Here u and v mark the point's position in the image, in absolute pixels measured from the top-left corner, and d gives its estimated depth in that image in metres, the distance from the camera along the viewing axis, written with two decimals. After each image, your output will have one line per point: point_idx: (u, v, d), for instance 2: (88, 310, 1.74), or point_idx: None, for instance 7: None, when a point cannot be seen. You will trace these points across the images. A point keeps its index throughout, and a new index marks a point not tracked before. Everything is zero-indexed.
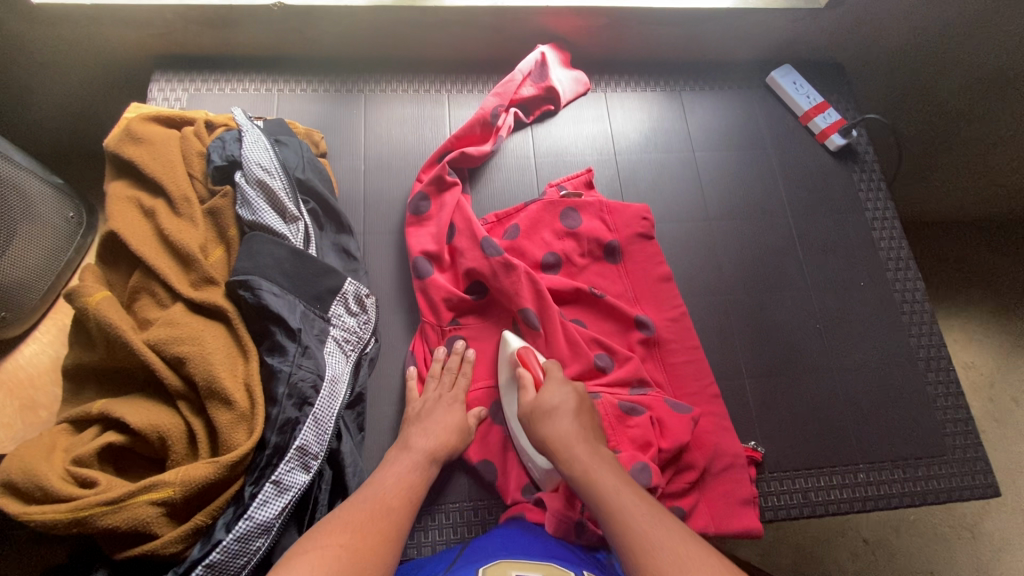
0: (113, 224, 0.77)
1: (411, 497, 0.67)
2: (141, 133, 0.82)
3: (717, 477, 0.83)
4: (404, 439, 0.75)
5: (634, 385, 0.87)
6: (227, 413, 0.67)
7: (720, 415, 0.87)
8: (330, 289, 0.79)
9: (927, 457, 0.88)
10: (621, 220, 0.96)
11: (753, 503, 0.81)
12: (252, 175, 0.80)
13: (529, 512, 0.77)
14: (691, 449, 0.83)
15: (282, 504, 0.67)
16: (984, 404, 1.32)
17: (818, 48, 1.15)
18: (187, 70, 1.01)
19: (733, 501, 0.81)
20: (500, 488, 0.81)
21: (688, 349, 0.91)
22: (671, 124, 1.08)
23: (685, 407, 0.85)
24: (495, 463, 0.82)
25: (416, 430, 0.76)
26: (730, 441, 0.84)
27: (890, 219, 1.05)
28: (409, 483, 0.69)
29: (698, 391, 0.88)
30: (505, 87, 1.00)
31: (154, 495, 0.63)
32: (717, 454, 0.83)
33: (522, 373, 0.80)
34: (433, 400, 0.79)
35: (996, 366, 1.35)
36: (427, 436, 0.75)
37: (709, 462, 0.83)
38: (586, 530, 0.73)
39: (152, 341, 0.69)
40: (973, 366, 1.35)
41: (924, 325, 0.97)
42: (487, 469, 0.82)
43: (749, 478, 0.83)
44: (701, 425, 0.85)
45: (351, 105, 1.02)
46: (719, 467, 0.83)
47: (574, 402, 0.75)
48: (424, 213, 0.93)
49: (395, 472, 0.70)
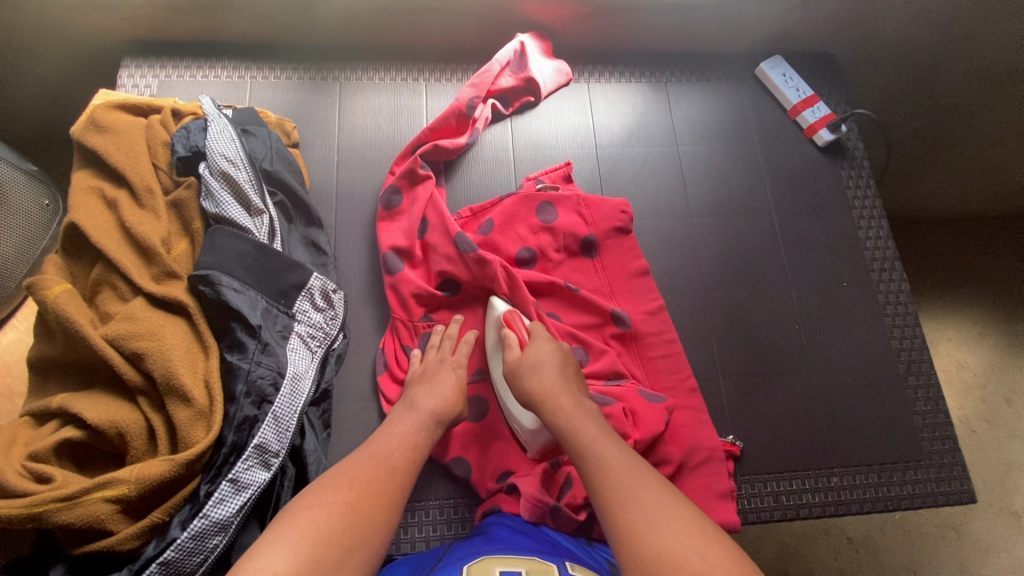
0: (75, 215, 0.75)
1: (416, 457, 0.67)
2: (105, 122, 0.81)
3: (693, 471, 0.81)
4: (410, 398, 0.74)
5: (610, 376, 0.85)
6: (186, 409, 0.67)
7: (697, 408, 0.85)
8: (295, 285, 0.78)
9: (903, 462, 0.87)
10: (599, 214, 0.94)
11: (731, 496, 0.81)
12: (215, 166, 0.78)
13: (504, 503, 0.76)
14: (667, 443, 0.82)
15: (239, 503, 0.66)
16: (976, 404, 1.30)
17: (810, 40, 1.12)
18: (159, 56, 0.99)
19: (710, 495, 0.80)
20: (473, 481, 0.80)
21: (665, 343, 0.89)
22: (655, 117, 1.05)
23: (661, 399, 0.83)
24: (468, 459, 0.81)
25: (422, 390, 0.75)
26: (707, 434, 0.83)
27: (878, 218, 1.02)
28: (416, 442, 0.68)
29: (676, 384, 0.87)
30: (481, 78, 0.98)
31: (109, 492, 0.62)
32: (694, 448, 0.82)
33: (508, 333, 0.80)
34: (434, 367, 0.79)
35: (988, 365, 1.33)
36: (435, 396, 0.74)
37: (685, 456, 0.81)
38: (562, 516, 0.74)
39: (111, 336, 0.68)
40: (965, 366, 1.33)
41: (908, 326, 0.95)
42: (459, 464, 0.81)
43: (727, 472, 0.82)
44: (678, 419, 0.84)
45: (325, 93, 0.99)
46: (696, 461, 0.82)
47: (559, 358, 0.76)
48: (396, 207, 0.91)
49: (402, 429, 0.69)
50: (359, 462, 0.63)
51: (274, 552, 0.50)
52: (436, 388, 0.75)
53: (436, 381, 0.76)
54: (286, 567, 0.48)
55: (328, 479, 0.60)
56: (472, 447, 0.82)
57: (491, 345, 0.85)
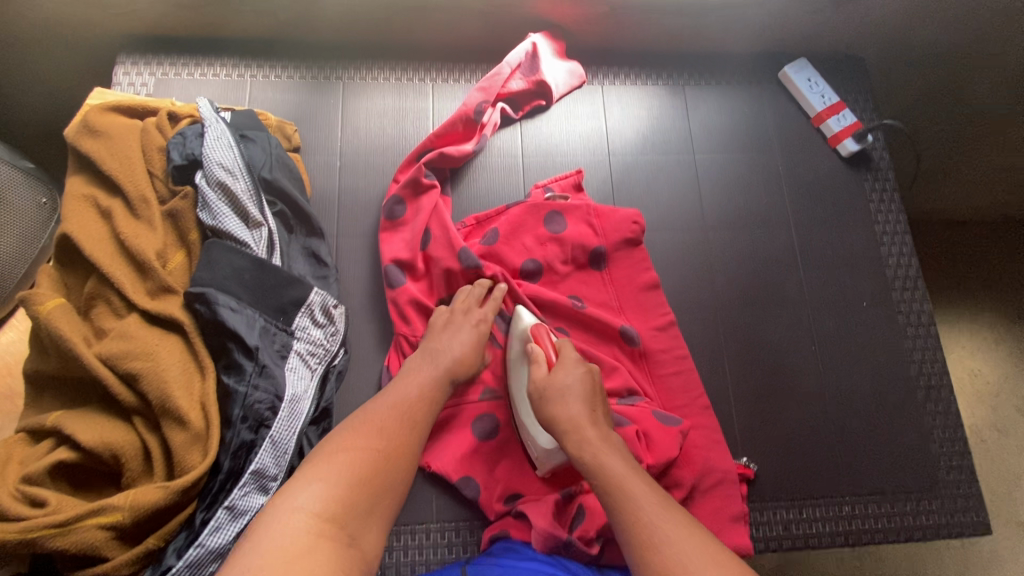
0: (67, 226, 0.73)
1: (433, 411, 0.69)
2: (99, 126, 0.78)
3: (705, 494, 0.79)
4: (431, 351, 0.75)
5: (623, 396, 0.83)
6: (181, 433, 0.65)
7: (710, 428, 0.82)
8: (295, 301, 0.75)
9: (917, 491, 0.85)
10: (610, 225, 0.90)
11: (744, 520, 0.78)
12: (212, 176, 0.75)
13: (514, 529, 0.76)
14: (679, 466, 0.80)
15: (235, 530, 0.65)
16: (987, 414, 1.26)
17: (838, 41, 1.06)
18: (155, 52, 0.95)
19: (723, 518, 0.78)
20: (480, 502, 0.78)
21: (676, 360, 0.86)
22: (671, 123, 1.00)
23: (676, 421, 0.81)
24: (477, 479, 0.79)
25: (440, 345, 0.75)
26: (720, 457, 0.81)
27: (901, 234, 0.98)
28: (432, 397, 0.70)
29: (687, 403, 0.84)
30: (490, 82, 0.93)
31: (103, 519, 0.61)
32: (706, 471, 0.80)
33: (534, 348, 0.78)
34: (458, 323, 0.78)
35: (1003, 374, 1.28)
36: (452, 354, 0.74)
37: (697, 479, 0.79)
38: (575, 549, 0.72)
39: (104, 355, 0.66)
40: (979, 374, 1.28)
41: (928, 350, 0.92)
42: (467, 485, 0.78)
43: (740, 495, 0.80)
44: (690, 439, 0.82)
45: (328, 93, 0.95)
46: (709, 484, 0.79)
47: (587, 385, 0.73)
48: (399, 218, 0.87)
49: (419, 382, 0.70)
50: (382, 411, 0.65)
51: (311, 491, 0.55)
52: (454, 343, 0.76)
53: (454, 339, 0.76)
54: (323, 506, 0.54)
55: (355, 421, 0.63)
56: (480, 466, 0.80)
57: (514, 355, 0.82)
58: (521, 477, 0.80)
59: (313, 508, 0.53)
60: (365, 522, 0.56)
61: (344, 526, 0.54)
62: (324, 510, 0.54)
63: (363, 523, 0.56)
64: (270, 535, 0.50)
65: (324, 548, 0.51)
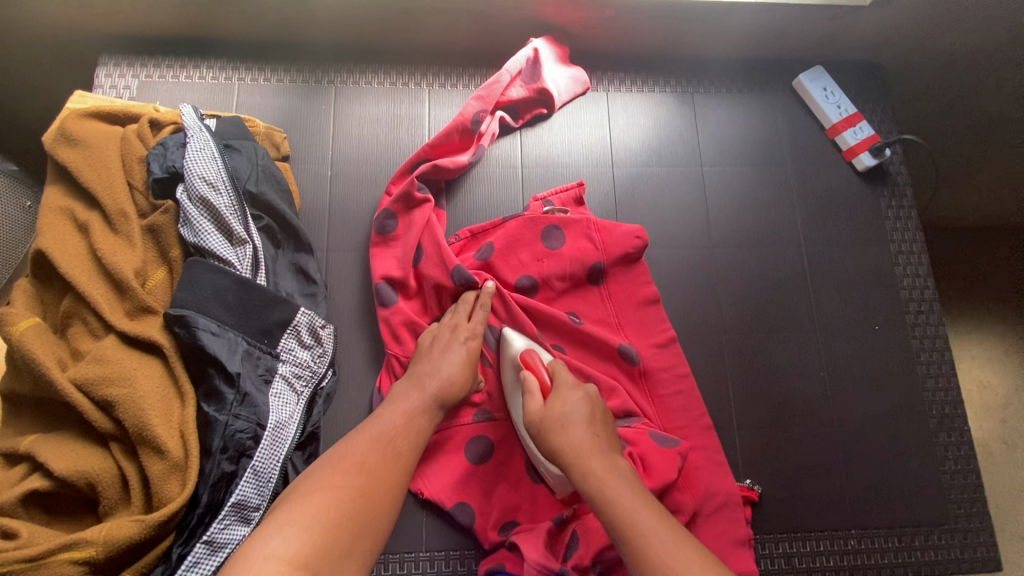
0: (42, 241, 0.69)
1: (420, 441, 0.66)
2: (77, 134, 0.74)
3: (707, 519, 0.75)
4: (416, 375, 0.72)
5: (621, 416, 0.79)
6: (159, 462, 0.62)
7: (712, 449, 0.79)
8: (280, 322, 0.73)
9: (926, 525, 0.82)
10: (612, 240, 0.85)
11: (748, 544, 0.75)
12: (194, 191, 0.72)
13: (508, 563, 0.71)
14: (681, 489, 0.76)
15: (215, 563, 0.63)
16: (995, 427, 1.15)
17: (856, 47, 1.01)
18: (140, 53, 0.91)
19: (728, 543, 0.74)
20: (475, 529, 0.74)
21: (677, 378, 0.82)
22: (678, 133, 0.96)
23: (675, 443, 0.77)
24: (471, 504, 0.75)
25: (428, 369, 0.72)
26: (723, 479, 0.77)
27: (917, 254, 0.93)
28: (418, 424, 0.67)
29: (689, 424, 0.80)
30: (489, 90, 0.89)
31: (76, 554, 0.58)
32: (708, 495, 0.76)
33: (528, 377, 0.73)
34: (449, 340, 0.75)
35: (1015, 387, 1.17)
36: (439, 377, 0.71)
37: (699, 504, 0.75)
38: None
39: (79, 380, 0.63)
40: (988, 387, 1.17)
41: (941, 376, 0.88)
42: (462, 511, 0.75)
43: (744, 517, 0.77)
44: (691, 461, 0.78)
45: (319, 98, 0.91)
46: (712, 507, 0.76)
47: (587, 409, 0.69)
48: (390, 233, 0.84)
49: (404, 411, 0.67)
50: (363, 444, 0.62)
51: (283, 536, 0.51)
52: (442, 367, 0.72)
53: (442, 360, 0.73)
54: (296, 551, 0.50)
55: (333, 459, 0.60)
56: (474, 490, 0.76)
57: (509, 385, 0.78)
58: (519, 504, 0.76)
59: (285, 553, 0.50)
60: (343, 565, 0.52)
61: (319, 570, 0.50)
62: (297, 555, 0.50)
63: (341, 567, 0.52)
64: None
65: None
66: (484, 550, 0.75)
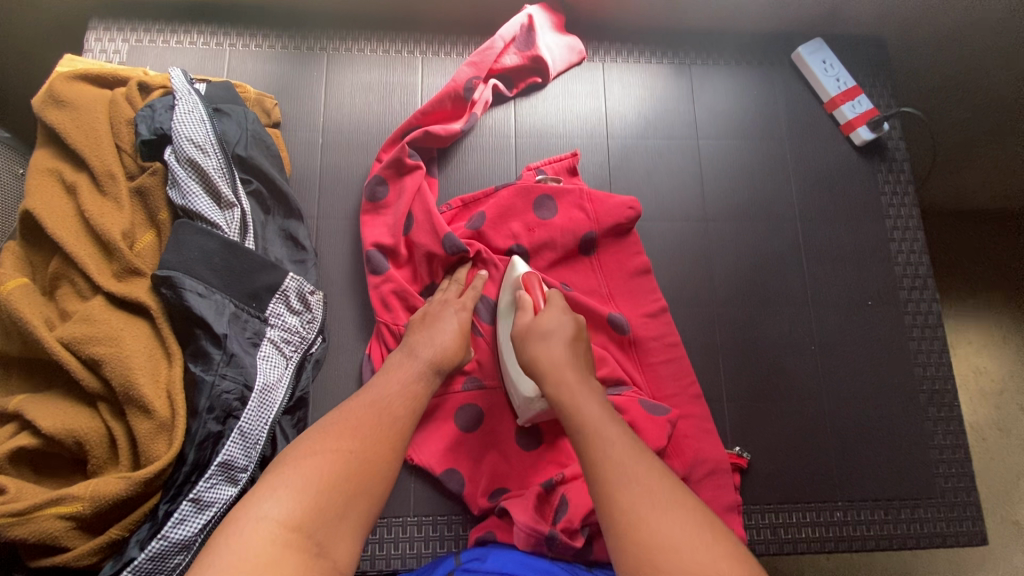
0: (30, 202, 0.69)
1: (416, 408, 0.64)
2: (65, 95, 0.73)
3: (696, 485, 0.76)
4: (409, 345, 0.71)
5: (609, 385, 0.79)
6: (146, 421, 0.62)
7: (701, 417, 0.79)
8: (268, 286, 0.72)
9: (912, 499, 0.82)
10: (604, 211, 0.84)
11: (737, 510, 0.76)
12: (182, 153, 0.71)
13: (498, 531, 0.72)
14: (669, 456, 0.76)
15: (203, 521, 0.63)
16: (989, 412, 1.14)
17: (857, 20, 0.99)
18: (129, 18, 0.90)
19: (714, 510, 0.75)
20: (464, 495, 0.75)
21: (667, 348, 0.82)
22: (674, 105, 0.95)
23: (663, 410, 0.77)
24: (460, 470, 0.76)
25: (423, 338, 0.72)
26: (711, 447, 0.78)
27: (913, 229, 0.93)
28: (415, 392, 0.65)
29: (678, 392, 0.81)
30: (482, 56, 0.88)
31: (64, 509, 0.59)
32: (696, 462, 0.77)
33: (522, 296, 0.75)
34: (441, 312, 0.75)
35: (1010, 371, 1.16)
36: (434, 346, 0.71)
37: (688, 471, 0.76)
38: (558, 544, 0.68)
39: (66, 339, 0.63)
40: (984, 371, 1.16)
41: (933, 352, 0.88)
42: (451, 478, 0.75)
43: (733, 485, 0.77)
44: (680, 429, 0.78)
45: (311, 64, 0.90)
46: (700, 474, 0.76)
47: (572, 329, 0.70)
48: (381, 200, 0.83)
49: (398, 379, 0.66)
50: (359, 410, 0.60)
51: (277, 498, 0.49)
52: (437, 336, 0.72)
53: (437, 330, 0.73)
54: (290, 513, 0.48)
55: (328, 423, 0.58)
56: (464, 457, 0.76)
57: (504, 306, 0.79)
58: (508, 471, 0.76)
59: (280, 516, 0.48)
60: (339, 529, 0.50)
61: (314, 534, 0.48)
62: (291, 518, 0.48)
63: (337, 531, 0.50)
64: (229, 549, 0.45)
65: (291, 561, 0.45)
66: (472, 515, 0.76)
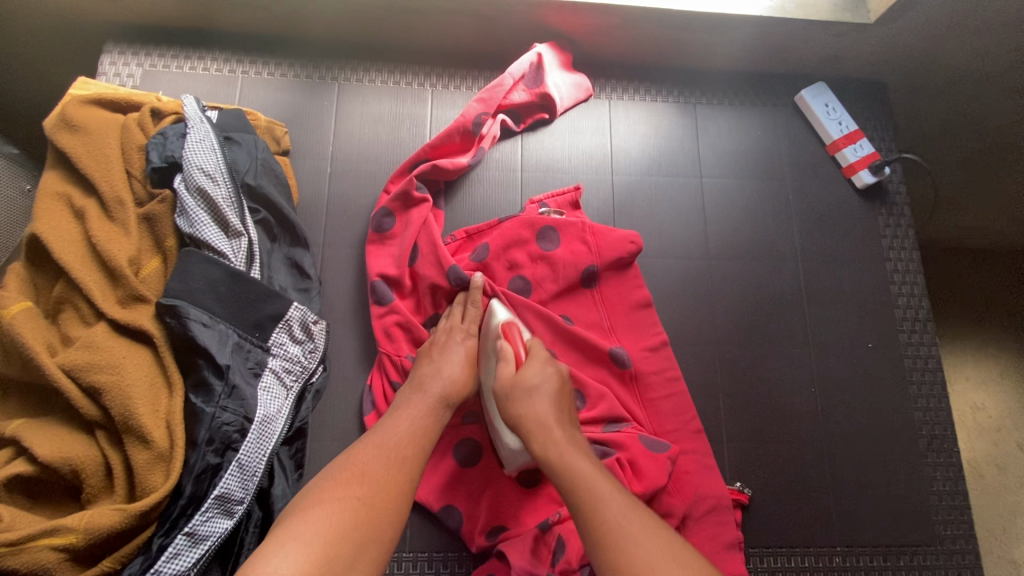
0: (38, 226, 0.69)
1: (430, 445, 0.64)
2: (78, 120, 0.74)
3: (698, 522, 0.76)
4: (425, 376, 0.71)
5: (609, 421, 0.79)
6: (144, 452, 0.62)
7: (701, 452, 0.79)
8: (272, 316, 0.73)
9: (912, 546, 0.81)
10: (605, 244, 0.85)
11: (738, 547, 0.75)
12: (192, 182, 0.72)
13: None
14: (670, 493, 0.76)
15: (197, 556, 0.62)
16: (987, 449, 1.14)
17: (858, 67, 1.01)
18: (145, 43, 0.91)
19: (717, 547, 0.74)
20: (463, 533, 0.74)
21: (667, 381, 0.82)
22: (678, 143, 0.96)
23: (664, 446, 0.77)
24: (458, 507, 0.75)
25: (435, 370, 0.72)
26: (712, 482, 0.77)
27: (913, 273, 0.93)
28: (423, 429, 0.66)
29: (678, 427, 0.80)
30: (491, 93, 0.89)
31: (56, 540, 0.58)
32: (697, 499, 0.76)
33: (504, 345, 0.74)
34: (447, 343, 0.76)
35: (1008, 411, 1.16)
36: (447, 378, 0.71)
37: (689, 508, 0.76)
38: None
39: (67, 366, 0.63)
40: (982, 410, 1.16)
41: (932, 397, 0.88)
42: (449, 514, 0.75)
43: (734, 520, 0.77)
44: (679, 464, 0.78)
45: (322, 94, 0.91)
46: (701, 511, 0.76)
47: (556, 383, 0.70)
48: (388, 231, 0.84)
49: (410, 415, 0.66)
50: (365, 453, 0.60)
51: (284, 554, 0.49)
52: (446, 366, 0.72)
53: (451, 360, 0.73)
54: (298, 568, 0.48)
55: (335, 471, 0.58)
56: (462, 493, 0.76)
57: (484, 350, 0.78)
58: (506, 507, 0.75)
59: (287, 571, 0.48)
60: None
61: None
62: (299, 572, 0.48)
63: None
64: None
65: None
66: (469, 552, 0.75)
